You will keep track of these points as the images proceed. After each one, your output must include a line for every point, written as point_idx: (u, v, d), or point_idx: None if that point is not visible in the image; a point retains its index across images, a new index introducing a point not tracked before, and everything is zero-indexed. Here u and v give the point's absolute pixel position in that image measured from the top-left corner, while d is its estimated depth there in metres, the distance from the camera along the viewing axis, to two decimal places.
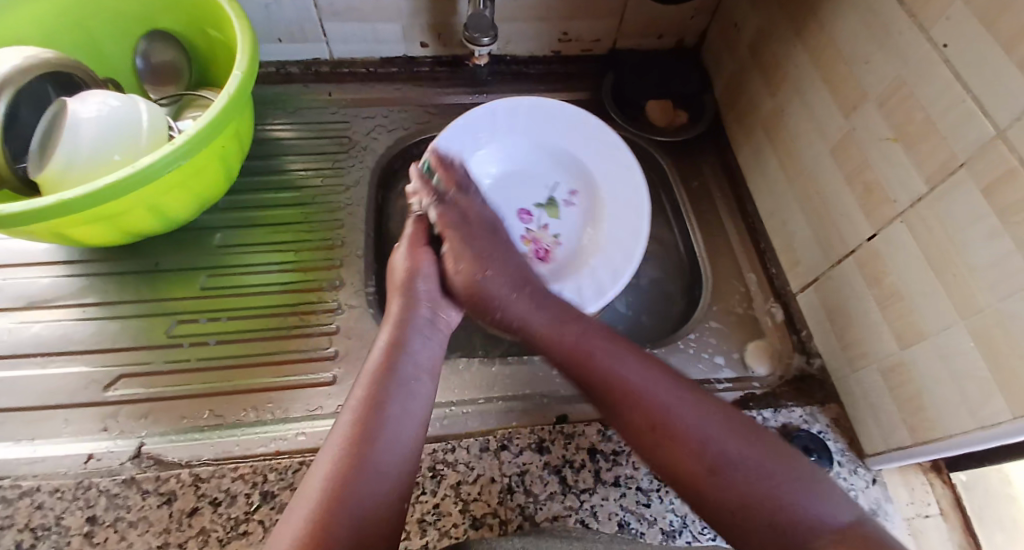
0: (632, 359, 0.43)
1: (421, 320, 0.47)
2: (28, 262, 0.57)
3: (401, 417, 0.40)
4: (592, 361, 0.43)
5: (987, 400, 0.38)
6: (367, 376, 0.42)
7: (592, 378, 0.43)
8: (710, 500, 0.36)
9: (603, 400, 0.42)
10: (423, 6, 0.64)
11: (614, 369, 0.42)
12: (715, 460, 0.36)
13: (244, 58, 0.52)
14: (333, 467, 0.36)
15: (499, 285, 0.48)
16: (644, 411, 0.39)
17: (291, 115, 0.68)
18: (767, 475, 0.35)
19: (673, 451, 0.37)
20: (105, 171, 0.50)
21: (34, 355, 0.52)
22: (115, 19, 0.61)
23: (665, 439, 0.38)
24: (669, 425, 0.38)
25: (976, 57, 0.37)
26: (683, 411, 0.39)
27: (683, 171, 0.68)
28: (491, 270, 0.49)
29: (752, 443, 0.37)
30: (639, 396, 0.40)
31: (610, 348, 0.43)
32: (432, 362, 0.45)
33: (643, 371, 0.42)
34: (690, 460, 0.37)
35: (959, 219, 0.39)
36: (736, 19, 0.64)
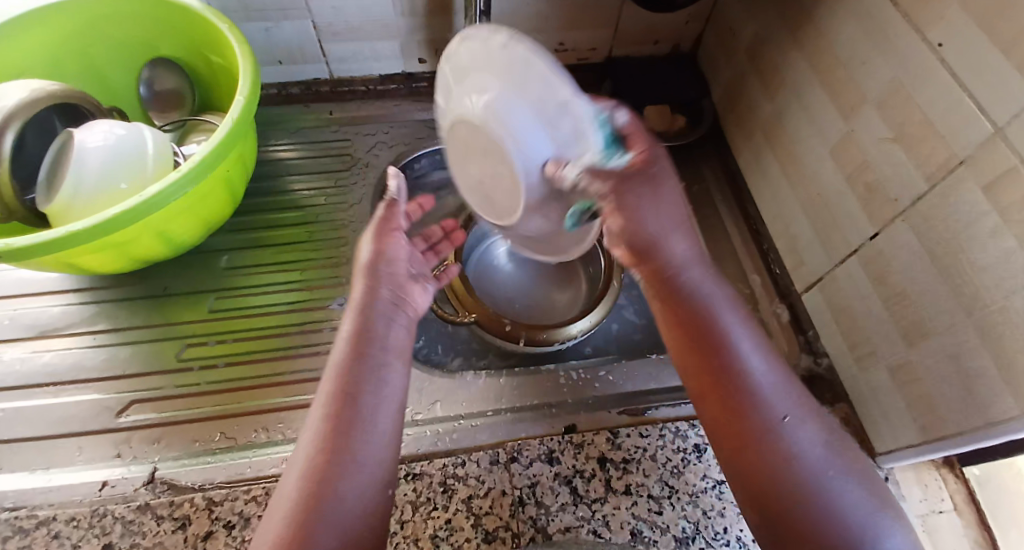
0: (748, 336, 0.39)
1: (383, 304, 0.44)
2: (38, 291, 0.57)
3: (376, 408, 0.38)
4: (712, 354, 0.38)
5: (997, 399, 0.38)
6: (339, 361, 0.40)
7: (702, 343, 0.39)
8: (784, 528, 0.33)
9: (708, 398, 0.38)
10: (420, 23, 0.65)
11: (736, 365, 0.37)
12: (810, 491, 0.33)
13: (246, 83, 0.52)
14: (314, 460, 0.35)
15: (658, 216, 0.40)
16: (751, 419, 0.36)
17: (292, 134, 0.69)
18: (856, 517, 0.32)
19: (767, 467, 0.34)
20: (113, 199, 0.51)
21: (47, 384, 0.53)
22: (118, 47, 0.63)
23: (765, 452, 0.35)
24: (775, 440, 0.35)
25: (973, 56, 0.37)
26: (788, 431, 0.35)
27: (684, 175, 0.68)
28: (648, 212, 0.39)
29: (854, 478, 0.34)
30: (751, 400, 0.36)
31: (725, 318, 0.40)
32: (401, 346, 0.43)
33: (753, 355, 0.38)
34: (785, 483, 0.34)
35: (961, 217, 0.38)
36: (730, 24, 0.64)
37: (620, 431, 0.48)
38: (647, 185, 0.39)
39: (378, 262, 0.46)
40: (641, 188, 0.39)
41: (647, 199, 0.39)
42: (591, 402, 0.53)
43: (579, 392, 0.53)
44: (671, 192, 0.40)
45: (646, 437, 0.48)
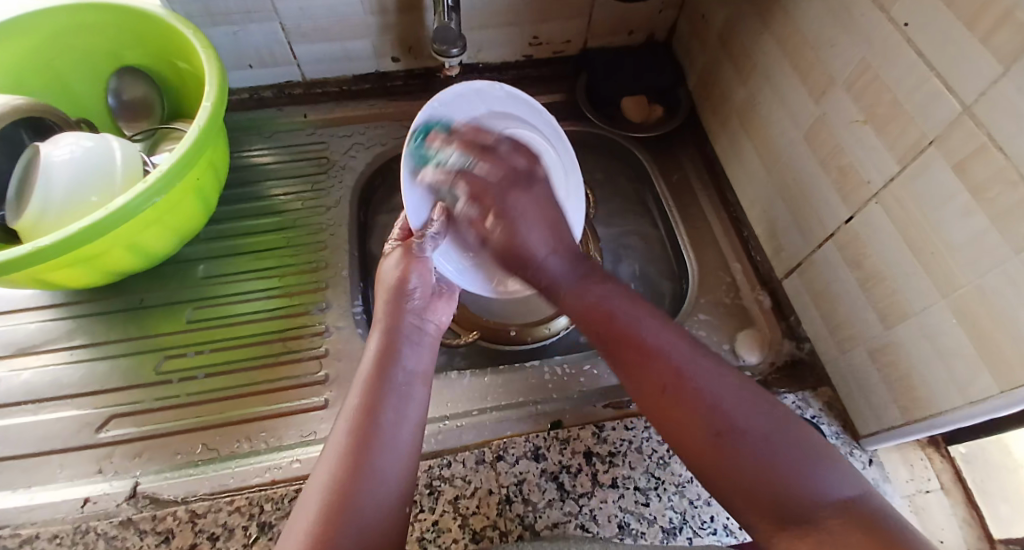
0: (656, 321, 0.41)
1: (407, 326, 0.46)
2: (13, 308, 0.56)
3: (396, 423, 0.39)
4: (615, 323, 0.42)
5: (975, 377, 0.38)
6: (362, 382, 0.41)
7: (615, 336, 0.42)
8: (718, 468, 0.35)
9: (619, 363, 0.41)
10: (390, 22, 0.64)
11: (637, 328, 0.41)
12: (722, 424, 0.35)
13: (212, 88, 0.52)
14: (334, 473, 0.35)
15: (530, 230, 0.49)
16: (663, 370, 0.38)
17: (267, 139, 0.68)
18: (780, 439, 0.34)
19: (687, 412, 0.36)
20: (81, 213, 0.50)
21: (26, 402, 0.52)
22: (82, 58, 0.62)
23: (681, 397, 0.37)
24: (686, 384, 0.37)
25: (938, 34, 0.37)
26: (699, 371, 0.38)
27: (662, 165, 0.68)
28: (523, 217, 0.49)
29: (771, 407, 0.36)
30: (658, 354, 0.39)
31: (632, 310, 0.43)
32: (425, 369, 0.44)
33: (661, 331, 0.41)
34: (701, 423, 0.36)
35: (933, 197, 0.38)
36: (702, 11, 0.64)
37: (605, 425, 0.48)
38: (525, 193, 0.50)
39: (399, 286, 0.48)
40: (512, 193, 0.50)
41: (518, 209, 0.49)
42: (576, 396, 0.53)
43: (564, 387, 0.53)
44: (530, 199, 0.50)
45: (632, 429, 0.48)
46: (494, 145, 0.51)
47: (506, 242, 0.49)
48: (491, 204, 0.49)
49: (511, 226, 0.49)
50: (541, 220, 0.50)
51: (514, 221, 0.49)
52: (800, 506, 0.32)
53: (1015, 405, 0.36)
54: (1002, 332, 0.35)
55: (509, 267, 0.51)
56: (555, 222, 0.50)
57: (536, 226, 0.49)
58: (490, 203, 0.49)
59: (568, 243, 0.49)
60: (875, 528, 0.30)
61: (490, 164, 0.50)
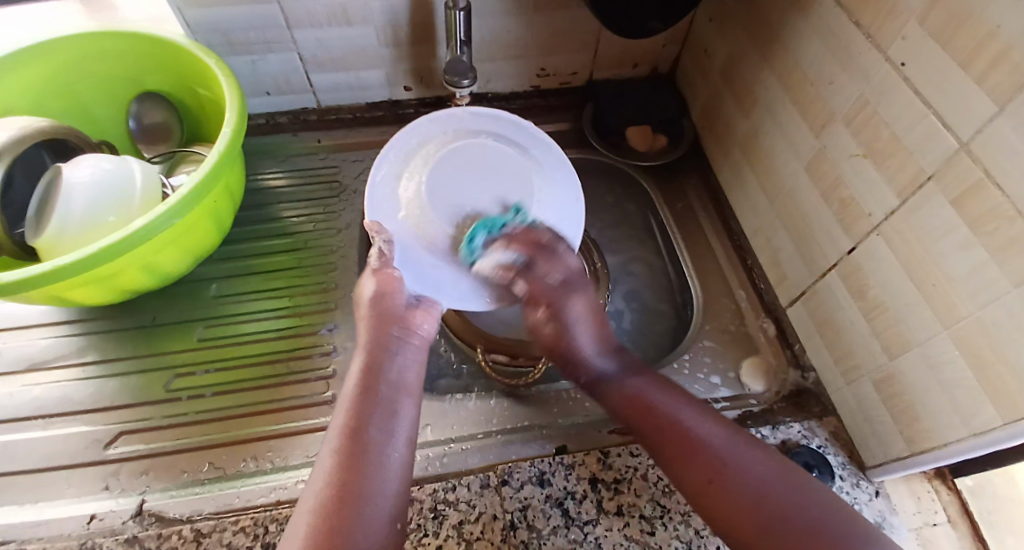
0: (699, 414, 0.44)
1: (393, 337, 0.47)
2: (26, 325, 0.57)
3: (384, 441, 0.40)
4: (655, 415, 0.45)
5: (979, 408, 0.38)
6: (349, 398, 0.43)
7: (656, 430, 0.44)
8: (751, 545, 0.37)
9: (660, 448, 0.43)
10: (404, 52, 0.66)
11: (687, 424, 0.43)
12: (776, 515, 0.37)
13: (233, 114, 0.54)
14: (323, 495, 0.37)
15: (582, 337, 0.51)
16: (706, 461, 0.41)
17: (282, 163, 0.70)
18: (823, 517, 0.37)
19: (730, 498, 0.39)
20: (100, 232, 0.52)
21: (36, 419, 0.52)
22: (106, 84, 0.64)
23: (721, 488, 0.39)
24: (728, 474, 0.40)
25: (934, 74, 0.38)
26: (739, 465, 0.40)
27: (666, 193, 0.70)
28: (576, 334, 0.51)
29: (809, 489, 0.39)
30: (711, 452, 0.41)
31: (667, 398, 0.46)
32: (410, 381, 0.46)
33: (698, 418, 0.44)
34: (752, 515, 0.38)
35: (933, 230, 0.39)
36: (705, 46, 0.66)
37: (611, 451, 0.48)
38: (580, 295, 0.52)
39: (379, 301, 0.48)
40: (565, 292, 0.52)
41: (574, 312, 0.52)
42: (582, 421, 0.53)
43: (570, 412, 0.54)
44: (580, 306, 0.52)
45: (637, 455, 0.48)
46: (535, 259, 0.51)
47: (555, 340, 0.51)
48: (549, 301, 0.51)
49: (561, 316, 0.51)
50: (588, 319, 0.52)
51: (567, 325, 0.51)
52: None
53: (1017, 437, 0.36)
54: (1006, 365, 0.35)
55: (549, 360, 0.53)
56: (599, 326, 0.52)
57: (582, 316, 0.52)
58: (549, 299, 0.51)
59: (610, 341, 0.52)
60: None
61: (546, 268, 0.51)
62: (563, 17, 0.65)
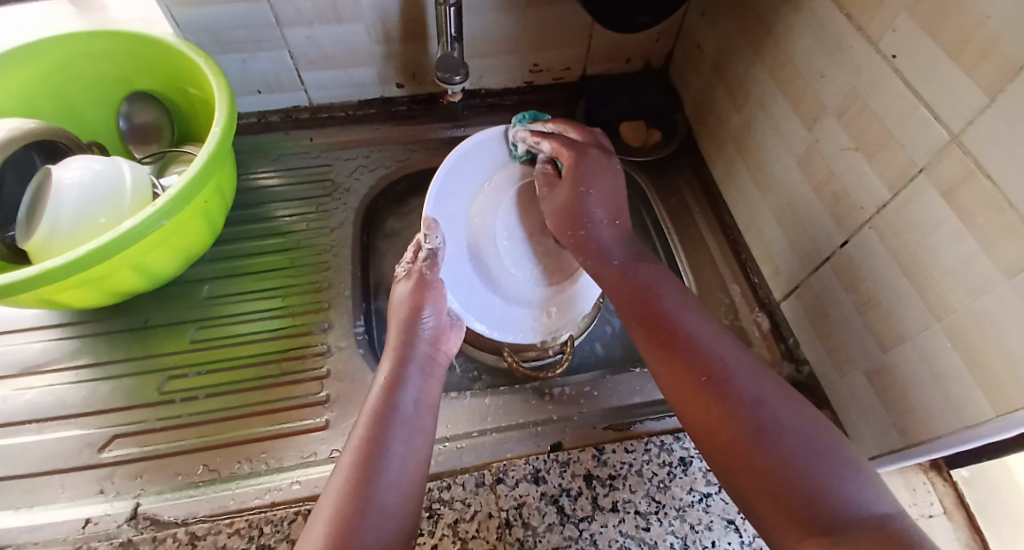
0: (699, 317, 0.46)
1: (420, 354, 0.48)
2: (20, 329, 0.57)
3: (401, 453, 0.40)
4: (660, 312, 0.46)
5: (971, 401, 0.38)
6: (368, 410, 0.42)
7: (660, 323, 0.46)
8: (741, 464, 0.37)
9: (660, 350, 0.44)
10: (394, 49, 0.66)
11: (681, 321, 0.45)
12: (764, 421, 0.38)
13: (221, 113, 0.53)
14: (337, 501, 0.36)
15: (595, 197, 0.54)
16: (706, 364, 0.42)
17: (274, 162, 0.69)
18: (813, 446, 0.37)
19: (721, 405, 0.39)
20: (90, 235, 0.51)
21: (30, 423, 0.52)
22: (96, 84, 0.63)
23: (717, 389, 0.40)
24: (726, 384, 0.40)
25: (924, 66, 0.38)
26: (741, 374, 0.41)
27: (659, 189, 0.69)
28: (593, 191, 0.54)
29: (810, 421, 0.38)
30: (701, 348, 0.43)
31: (681, 302, 0.47)
32: (430, 398, 0.46)
33: (702, 325, 0.45)
34: (743, 417, 0.38)
35: (925, 222, 0.39)
36: (697, 40, 0.66)
37: (606, 447, 0.48)
38: (607, 166, 0.55)
39: (413, 317, 0.49)
40: (592, 158, 0.55)
41: (591, 170, 0.54)
42: (578, 417, 0.53)
43: (565, 407, 0.54)
44: (601, 175, 0.54)
45: (632, 452, 0.48)
46: (569, 140, 0.56)
47: (568, 202, 0.54)
48: (570, 164, 0.54)
49: (580, 183, 0.53)
50: (607, 200, 0.54)
51: (582, 185, 0.53)
52: (825, 490, 0.35)
53: (1011, 428, 0.36)
54: (997, 357, 0.35)
55: (560, 226, 0.54)
56: (615, 207, 0.55)
57: (598, 201, 0.54)
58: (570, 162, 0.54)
59: (627, 227, 0.54)
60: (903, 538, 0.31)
61: (572, 132, 0.57)
62: (555, 12, 0.64)
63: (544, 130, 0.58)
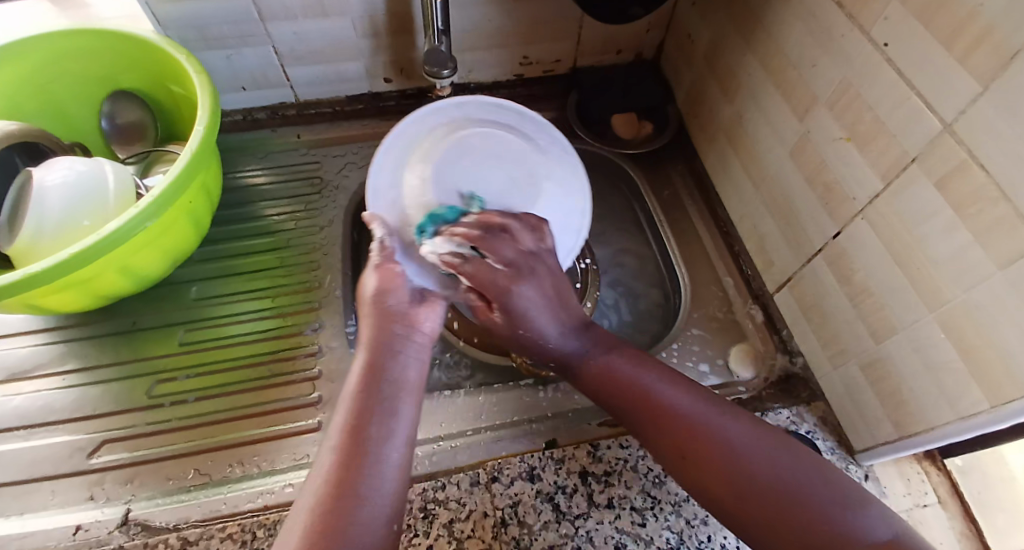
0: (666, 376, 0.42)
1: (396, 337, 0.42)
2: (6, 334, 0.56)
3: (386, 447, 0.37)
4: (627, 382, 0.42)
5: (965, 392, 0.38)
6: (349, 401, 0.39)
7: (625, 395, 0.42)
8: (745, 513, 0.36)
9: (638, 422, 0.41)
10: (381, 43, 0.65)
11: (651, 389, 0.41)
12: (744, 475, 0.36)
13: (205, 111, 0.52)
14: (318, 505, 0.35)
15: (538, 316, 0.43)
16: (679, 431, 0.39)
17: (261, 160, 0.68)
18: (800, 478, 0.36)
19: (708, 460, 0.37)
20: (74, 237, 0.50)
21: (18, 429, 0.51)
22: (77, 82, 0.62)
23: (698, 457, 0.38)
24: (704, 442, 0.38)
25: (916, 55, 0.37)
26: (718, 426, 0.38)
27: (651, 182, 0.69)
28: (533, 305, 0.43)
29: (796, 454, 0.38)
30: (677, 413, 0.39)
31: (636, 365, 0.43)
32: (415, 381, 0.41)
33: (669, 384, 0.41)
34: (728, 477, 0.37)
35: (918, 213, 0.39)
36: (688, 31, 0.65)
37: (601, 443, 0.48)
38: (534, 280, 0.44)
39: (380, 300, 0.43)
40: (518, 251, 0.44)
41: (526, 306, 0.43)
42: (572, 414, 0.53)
43: (559, 404, 0.54)
44: (535, 287, 0.43)
45: (627, 447, 0.48)
46: (501, 225, 0.45)
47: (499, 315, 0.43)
48: (495, 297, 0.42)
49: (513, 306, 0.43)
50: (553, 297, 0.44)
51: (520, 312, 0.43)
52: (819, 529, 0.34)
53: (1006, 420, 0.36)
54: (990, 347, 0.35)
55: (513, 349, 0.46)
56: (565, 298, 0.46)
57: (545, 302, 0.44)
58: (494, 296, 0.42)
59: (578, 315, 0.46)
60: None
61: (490, 249, 0.43)
62: (543, 4, 0.63)
63: (428, 252, 0.45)
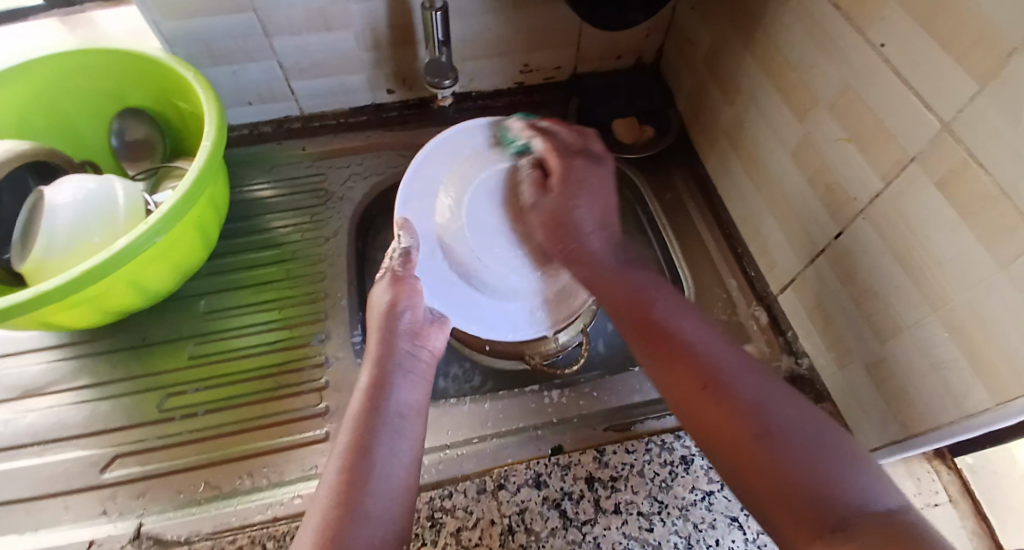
0: (694, 319, 0.41)
1: (403, 353, 0.45)
2: (20, 350, 0.57)
3: (390, 459, 0.39)
4: (652, 316, 0.42)
5: (972, 392, 0.38)
6: (356, 413, 0.41)
7: (653, 329, 0.41)
8: (751, 474, 0.33)
9: (655, 359, 0.40)
10: (383, 55, 0.66)
11: (674, 325, 0.41)
12: (761, 423, 0.34)
13: (212, 128, 0.53)
14: (326, 512, 0.35)
15: (583, 209, 0.49)
16: (699, 367, 0.37)
17: (267, 173, 0.69)
18: (815, 439, 0.33)
19: (725, 412, 0.35)
20: (84, 254, 0.51)
21: (32, 445, 0.52)
22: (86, 101, 0.63)
23: (717, 394, 0.36)
24: (722, 382, 0.36)
25: (914, 55, 0.37)
26: (740, 374, 0.36)
27: (653, 185, 0.69)
28: (580, 202, 0.49)
29: (804, 413, 0.34)
30: (698, 351, 0.38)
31: (670, 306, 0.42)
32: (418, 401, 0.44)
33: (695, 327, 0.40)
34: (741, 422, 0.34)
35: (920, 213, 0.39)
36: (688, 35, 0.65)
37: (606, 449, 0.48)
38: (593, 172, 0.51)
39: (391, 316, 0.46)
40: (579, 167, 0.51)
41: (579, 178, 0.50)
42: (577, 419, 0.53)
43: (564, 410, 0.54)
44: (588, 193, 0.50)
45: (633, 452, 0.48)
46: (553, 137, 0.53)
47: (555, 210, 0.50)
48: (557, 170, 0.51)
49: (567, 190, 0.49)
50: (596, 205, 0.50)
51: (568, 190, 0.49)
52: (824, 500, 0.30)
53: (1012, 416, 0.35)
54: (995, 346, 0.35)
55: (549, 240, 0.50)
56: (609, 218, 0.50)
57: (592, 209, 0.49)
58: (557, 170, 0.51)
59: (618, 238, 0.49)
60: (913, 529, 0.27)
61: (557, 140, 0.53)
62: (542, 12, 0.64)
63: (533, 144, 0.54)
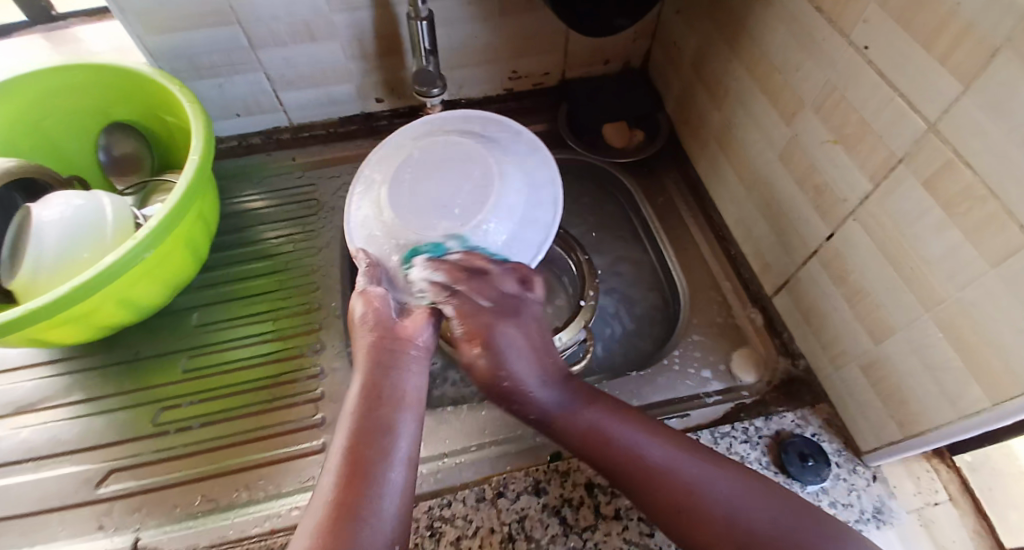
0: (650, 434, 0.42)
1: (390, 355, 0.42)
2: (10, 367, 0.57)
3: (387, 470, 0.38)
4: (612, 446, 0.41)
5: (965, 389, 0.38)
6: (349, 423, 0.39)
7: (616, 461, 0.41)
8: None
9: (629, 487, 0.40)
10: (371, 65, 0.66)
11: (635, 447, 0.41)
12: (742, 536, 0.37)
13: (199, 140, 0.53)
14: (318, 530, 0.35)
15: (519, 362, 0.43)
16: (671, 493, 0.39)
17: (258, 184, 0.69)
18: (794, 526, 0.37)
19: (706, 530, 0.37)
20: (74, 270, 0.51)
21: (25, 462, 0.52)
22: (73, 116, 0.63)
23: (695, 518, 0.38)
24: (696, 504, 0.38)
25: (896, 56, 0.38)
26: (712, 486, 0.38)
27: (645, 189, 0.69)
28: (513, 350, 0.43)
29: (779, 504, 0.38)
30: (664, 473, 0.39)
31: (623, 423, 0.42)
32: (412, 400, 0.41)
33: (655, 441, 0.41)
34: (725, 539, 0.37)
35: (908, 212, 0.39)
36: (674, 39, 0.66)
37: None
38: (514, 328, 0.44)
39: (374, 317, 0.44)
40: (517, 317, 0.45)
41: (510, 341, 0.43)
42: None
43: None
44: (519, 330, 0.44)
45: None
46: (486, 268, 0.46)
47: (489, 376, 0.43)
48: (479, 333, 0.43)
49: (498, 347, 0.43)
50: (528, 350, 0.44)
51: (504, 355, 0.43)
52: None
53: (1009, 416, 0.35)
54: (987, 343, 0.35)
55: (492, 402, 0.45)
56: (543, 347, 0.45)
57: (522, 346, 0.44)
58: (478, 332, 0.43)
59: (556, 365, 0.45)
60: None
61: (476, 289, 0.45)
62: (529, 19, 0.64)
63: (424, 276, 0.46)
